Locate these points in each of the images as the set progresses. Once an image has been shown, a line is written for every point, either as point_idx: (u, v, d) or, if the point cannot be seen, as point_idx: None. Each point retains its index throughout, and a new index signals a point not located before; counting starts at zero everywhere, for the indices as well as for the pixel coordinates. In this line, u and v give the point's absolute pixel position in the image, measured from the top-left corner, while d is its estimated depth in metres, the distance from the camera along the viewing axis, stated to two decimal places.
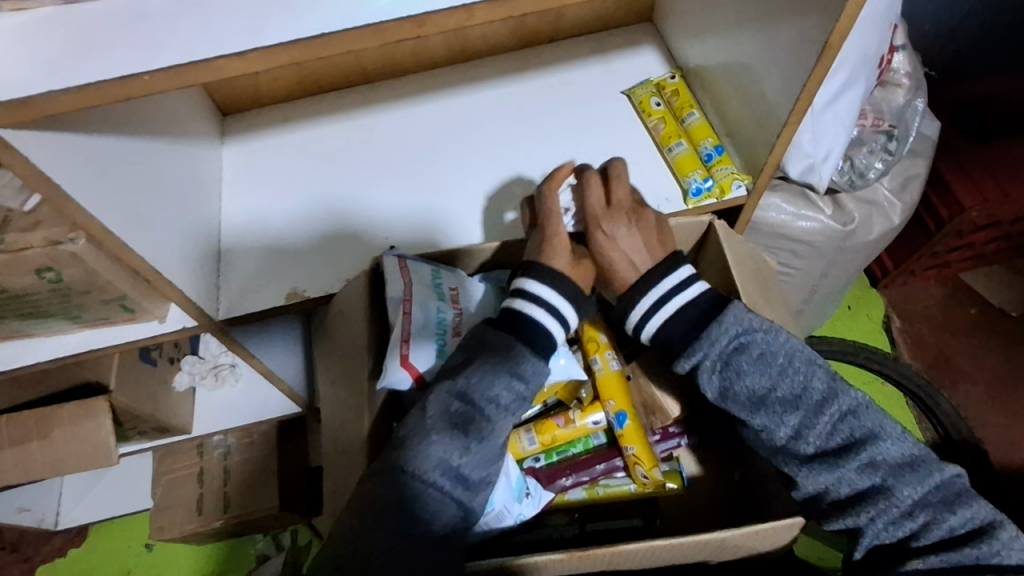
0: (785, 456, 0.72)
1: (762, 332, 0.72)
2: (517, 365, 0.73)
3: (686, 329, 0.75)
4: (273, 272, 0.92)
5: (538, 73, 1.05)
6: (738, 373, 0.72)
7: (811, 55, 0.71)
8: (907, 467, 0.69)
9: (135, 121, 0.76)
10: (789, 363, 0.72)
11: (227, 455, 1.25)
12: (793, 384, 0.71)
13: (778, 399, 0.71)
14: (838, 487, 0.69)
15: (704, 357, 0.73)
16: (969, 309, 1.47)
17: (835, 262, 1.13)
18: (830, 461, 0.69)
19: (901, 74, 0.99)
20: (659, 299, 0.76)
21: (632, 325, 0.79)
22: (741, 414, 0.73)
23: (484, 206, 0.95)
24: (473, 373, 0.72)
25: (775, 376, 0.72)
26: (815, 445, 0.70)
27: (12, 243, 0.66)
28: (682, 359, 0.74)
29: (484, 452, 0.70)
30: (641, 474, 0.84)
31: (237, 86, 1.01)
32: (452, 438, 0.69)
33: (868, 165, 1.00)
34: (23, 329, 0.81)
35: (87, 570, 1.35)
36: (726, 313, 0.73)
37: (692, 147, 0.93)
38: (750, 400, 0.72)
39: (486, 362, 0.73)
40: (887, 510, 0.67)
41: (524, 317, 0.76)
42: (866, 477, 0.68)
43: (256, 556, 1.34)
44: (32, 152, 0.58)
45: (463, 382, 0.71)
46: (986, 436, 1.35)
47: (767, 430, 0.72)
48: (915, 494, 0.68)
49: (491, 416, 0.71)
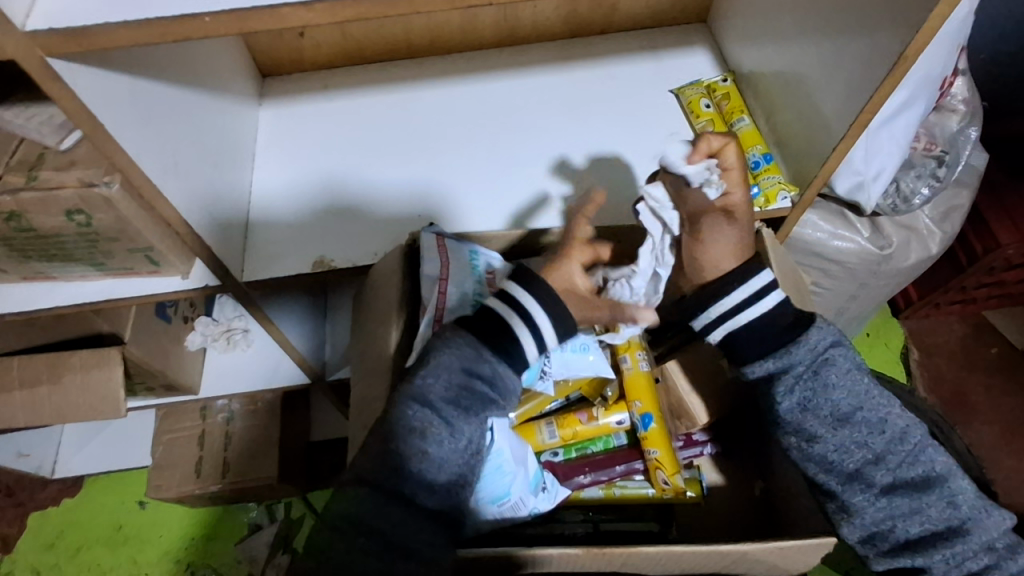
0: (860, 484, 0.70)
1: (846, 347, 0.72)
2: (475, 365, 0.70)
3: (770, 333, 0.71)
4: (302, 241, 0.90)
5: (585, 64, 1.03)
6: (826, 388, 0.70)
7: (878, 69, 0.69)
8: (980, 510, 0.71)
9: (180, 69, 0.74)
10: (872, 385, 0.71)
11: (230, 421, 1.24)
12: (878, 409, 0.70)
13: (863, 419, 0.70)
14: (912, 522, 0.70)
15: (794, 364, 0.70)
16: (990, 349, 1.44)
17: (866, 286, 1.11)
18: (910, 493, 0.70)
19: (958, 100, 0.96)
20: (755, 295, 0.71)
21: (708, 320, 0.72)
22: (822, 431, 0.70)
23: (518, 193, 0.93)
24: (427, 373, 0.69)
25: (862, 396, 0.70)
26: (891, 474, 0.70)
27: (46, 180, 0.64)
28: (762, 360, 0.71)
29: (452, 455, 0.68)
30: (662, 480, 0.84)
31: (280, 47, 0.99)
32: (413, 442, 0.67)
33: (914, 190, 0.98)
34: (45, 272, 0.80)
35: (80, 521, 1.34)
36: (815, 322, 0.71)
37: (739, 153, 0.92)
38: (833, 417, 0.70)
39: (443, 364, 0.69)
40: (961, 550, 0.69)
41: (497, 322, 0.71)
42: (945, 516, 0.70)
43: (249, 524, 1.32)
44: (79, 87, 0.56)
45: (418, 384, 0.69)
46: (997, 477, 1.32)
47: (845, 451, 0.70)
48: (987, 538, 0.71)
49: (450, 419, 0.68)
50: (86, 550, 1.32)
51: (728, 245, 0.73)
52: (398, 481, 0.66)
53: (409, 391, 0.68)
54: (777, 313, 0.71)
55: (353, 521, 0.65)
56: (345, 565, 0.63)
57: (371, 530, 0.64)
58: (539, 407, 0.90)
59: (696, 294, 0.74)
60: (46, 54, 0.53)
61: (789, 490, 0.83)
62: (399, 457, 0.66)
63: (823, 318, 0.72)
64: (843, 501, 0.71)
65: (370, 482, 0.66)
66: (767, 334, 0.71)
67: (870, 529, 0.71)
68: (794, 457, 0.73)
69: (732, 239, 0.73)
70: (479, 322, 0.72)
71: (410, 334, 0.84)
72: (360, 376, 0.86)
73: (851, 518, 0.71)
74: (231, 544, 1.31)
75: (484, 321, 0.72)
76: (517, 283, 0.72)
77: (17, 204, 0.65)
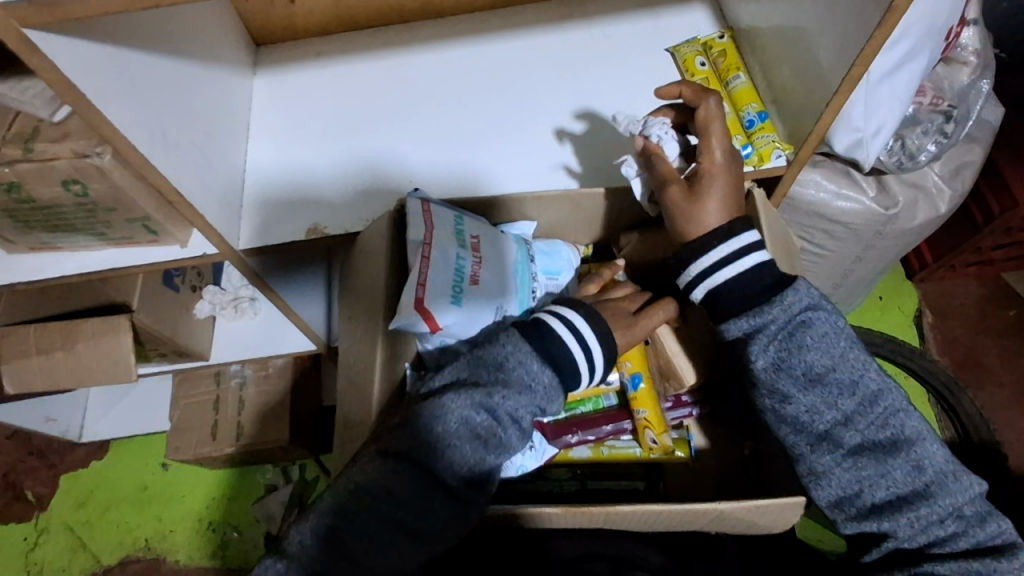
0: (828, 444, 0.70)
1: (825, 309, 0.71)
2: (547, 401, 0.73)
3: (748, 291, 0.72)
4: (297, 207, 0.91)
5: (582, 24, 1.01)
6: (800, 348, 0.70)
7: (874, 17, 0.66)
8: (951, 477, 0.69)
9: (166, 38, 0.75)
10: (849, 348, 0.71)
11: (243, 386, 1.28)
12: (851, 371, 0.70)
13: (835, 380, 0.70)
14: (877, 485, 0.69)
15: (767, 324, 0.71)
16: (1007, 312, 1.41)
17: (871, 247, 1.09)
18: (876, 455, 0.69)
19: (968, 51, 0.94)
20: (736, 254, 0.72)
21: (690, 277, 0.74)
22: (793, 391, 0.71)
23: (510, 158, 0.93)
24: (510, 394, 0.70)
25: (837, 357, 0.70)
26: (859, 434, 0.70)
27: (41, 152, 0.66)
28: (736, 321, 0.72)
29: (497, 466, 0.70)
30: (650, 438, 0.85)
31: (272, 14, 0.99)
32: (473, 445, 0.68)
33: (920, 146, 0.96)
34: (51, 242, 0.83)
35: (106, 482, 1.41)
36: (795, 284, 0.71)
37: (734, 113, 0.90)
38: (806, 377, 0.70)
39: (518, 383, 0.71)
40: (926, 514, 0.68)
41: (567, 352, 0.74)
42: (910, 479, 0.69)
43: (266, 485, 1.38)
44: (62, 59, 0.57)
45: (497, 400, 0.69)
46: (1009, 440, 1.31)
47: (815, 412, 0.70)
48: (955, 503, 0.68)
49: (508, 436, 0.70)
50: (114, 509, 1.39)
51: (711, 204, 0.75)
52: (435, 463, 0.67)
53: (484, 397, 0.69)
54: (756, 274, 0.72)
55: (402, 499, 0.65)
56: (380, 539, 0.65)
57: (402, 505, 0.65)
58: None
59: (682, 249, 0.75)
60: (22, 26, 0.54)
61: (773, 454, 0.84)
62: (445, 447, 0.67)
63: (802, 280, 0.72)
64: (812, 462, 0.71)
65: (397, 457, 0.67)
66: (745, 293, 0.72)
67: (838, 493, 0.71)
68: (768, 419, 0.74)
69: (706, 201, 0.75)
70: (557, 354, 0.73)
71: (395, 301, 0.85)
72: (355, 342, 0.88)
73: (820, 481, 0.71)
74: (250, 504, 1.37)
75: (535, 327, 0.75)
76: (580, 316, 0.75)
77: (15, 175, 0.68)
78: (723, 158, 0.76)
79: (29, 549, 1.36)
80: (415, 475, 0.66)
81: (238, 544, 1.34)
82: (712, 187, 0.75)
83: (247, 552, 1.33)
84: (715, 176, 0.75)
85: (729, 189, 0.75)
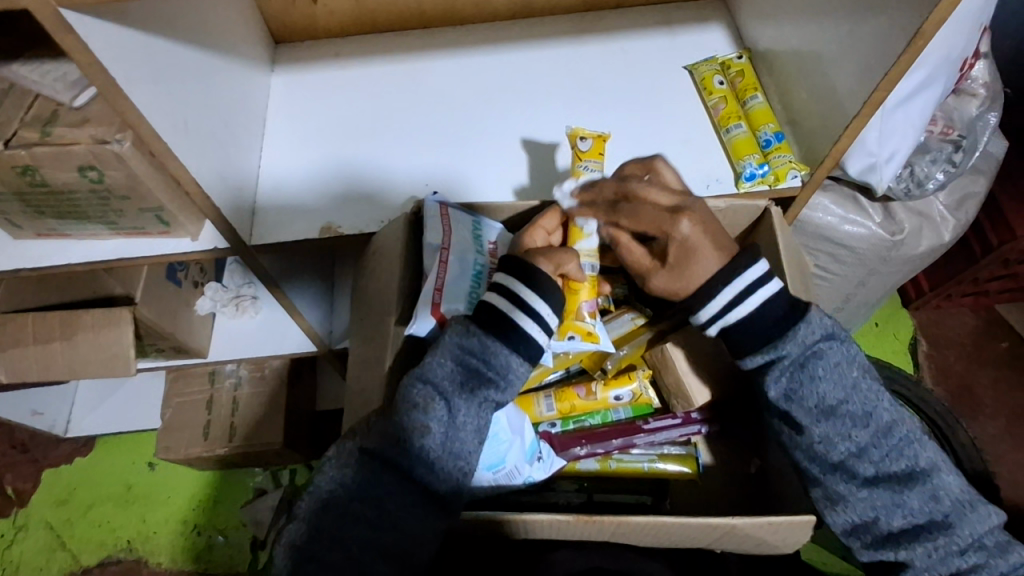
0: (843, 474, 0.71)
1: (837, 341, 0.72)
2: (485, 359, 0.72)
3: (764, 324, 0.71)
4: (309, 205, 0.91)
5: (600, 38, 1.02)
6: (813, 380, 0.70)
7: (898, 43, 0.67)
8: (969, 506, 0.70)
9: (192, 27, 0.74)
10: (861, 379, 0.72)
11: (238, 386, 1.26)
12: (864, 402, 0.71)
13: (848, 412, 0.70)
14: (894, 514, 0.70)
15: (783, 356, 0.71)
16: (1001, 343, 1.43)
17: (875, 272, 1.10)
18: (892, 485, 0.70)
19: (978, 84, 0.96)
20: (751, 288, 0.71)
21: (710, 314, 0.72)
22: (806, 420, 0.71)
23: (524, 165, 0.93)
24: (435, 363, 0.72)
25: (849, 389, 0.71)
26: (875, 465, 0.70)
27: (60, 136, 0.65)
28: (752, 355, 0.72)
29: (462, 460, 0.71)
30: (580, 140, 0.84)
31: (294, 13, 0.99)
32: (415, 418, 0.69)
33: (928, 174, 0.97)
34: (59, 229, 0.81)
35: (90, 481, 1.38)
36: (811, 314, 0.71)
37: (750, 131, 0.90)
38: (818, 408, 0.70)
39: (447, 359, 0.73)
40: (944, 544, 0.69)
41: (533, 339, 0.73)
42: (927, 509, 0.70)
43: (254, 489, 1.35)
44: (92, 41, 0.57)
45: (422, 370, 0.72)
46: (1001, 470, 1.31)
47: (830, 443, 0.71)
48: (973, 533, 0.69)
49: (460, 413, 0.71)
50: (96, 508, 1.35)
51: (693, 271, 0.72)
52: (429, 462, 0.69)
53: (417, 382, 0.71)
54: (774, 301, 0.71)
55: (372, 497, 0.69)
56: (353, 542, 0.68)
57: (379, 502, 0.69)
58: (539, 378, 0.90)
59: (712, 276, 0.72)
60: (59, 4, 0.54)
61: (783, 472, 0.84)
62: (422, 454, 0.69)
63: (816, 311, 0.72)
64: (827, 488, 0.72)
65: (382, 458, 0.70)
66: (762, 322, 0.71)
67: (854, 520, 0.72)
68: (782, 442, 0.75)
69: (686, 270, 0.72)
70: (508, 331, 0.73)
71: (409, 302, 0.85)
72: (363, 343, 0.87)
73: (836, 508, 0.72)
74: (237, 507, 1.34)
75: (488, 314, 0.74)
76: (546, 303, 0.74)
77: (31, 158, 0.67)
78: (683, 229, 0.71)
79: (6, 546, 1.32)
80: (399, 479, 0.70)
81: (223, 548, 1.31)
82: (681, 262, 0.72)
83: (231, 558, 1.30)
84: (680, 246, 0.71)
85: (703, 246, 0.71)
